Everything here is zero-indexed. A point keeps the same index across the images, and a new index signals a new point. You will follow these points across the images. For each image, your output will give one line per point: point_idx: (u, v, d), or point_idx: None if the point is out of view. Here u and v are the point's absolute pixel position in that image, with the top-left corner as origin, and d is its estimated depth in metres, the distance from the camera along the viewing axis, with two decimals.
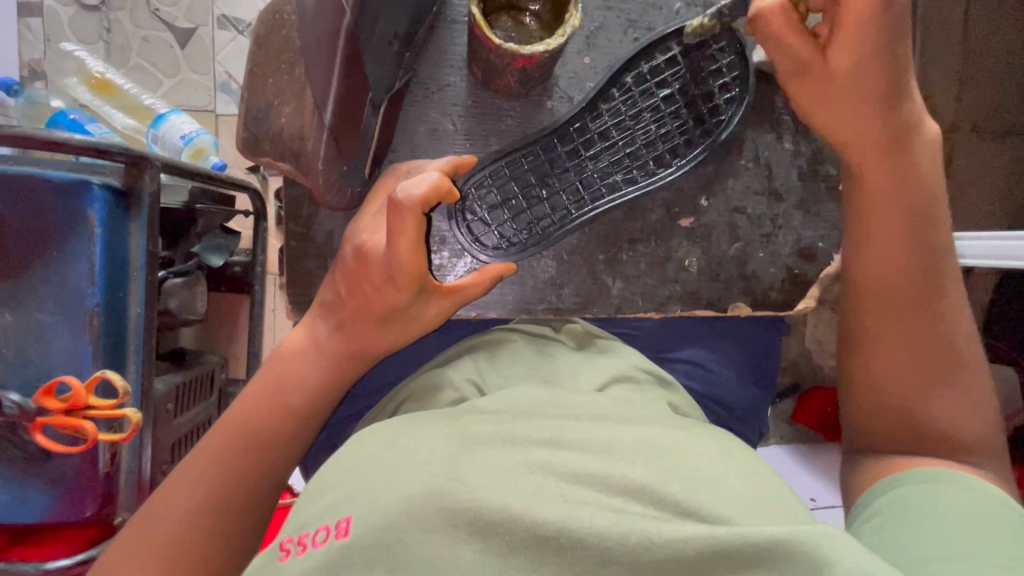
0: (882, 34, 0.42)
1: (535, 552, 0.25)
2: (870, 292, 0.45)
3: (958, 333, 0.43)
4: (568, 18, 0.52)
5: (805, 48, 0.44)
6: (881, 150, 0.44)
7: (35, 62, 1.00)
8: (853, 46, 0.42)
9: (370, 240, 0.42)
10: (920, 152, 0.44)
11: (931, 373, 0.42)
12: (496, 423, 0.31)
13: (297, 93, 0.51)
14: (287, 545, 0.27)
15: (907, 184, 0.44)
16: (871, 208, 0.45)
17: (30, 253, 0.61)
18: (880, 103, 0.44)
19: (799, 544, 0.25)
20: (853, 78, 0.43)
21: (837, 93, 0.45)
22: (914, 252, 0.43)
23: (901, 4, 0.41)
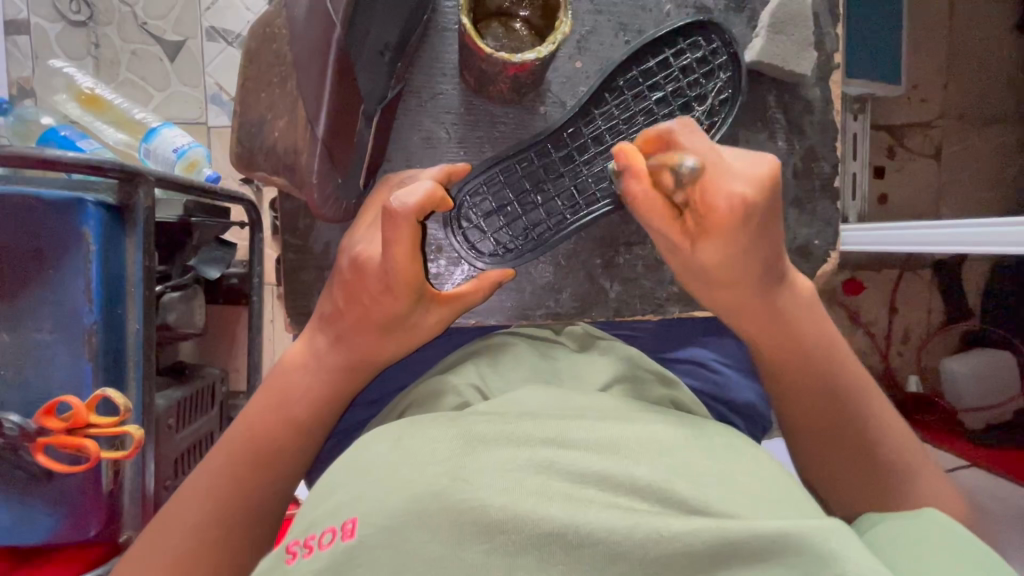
0: (750, 231, 0.37)
1: (544, 550, 0.25)
2: (801, 429, 0.46)
3: (893, 447, 0.44)
4: (560, 25, 0.52)
5: (680, 234, 0.39)
6: (769, 316, 0.43)
7: (23, 80, 1.00)
8: (729, 237, 0.37)
9: (365, 252, 0.42)
10: (797, 308, 0.44)
11: (878, 487, 0.43)
12: (500, 423, 0.31)
13: (291, 105, 0.50)
14: (294, 547, 0.28)
15: (801, 340, 0.44)
16: (774, 367, 0.46)
17: (25, 272, 0.61)
18: (770, 267, 0.41)
19: (807, 538, 0.25)
20: (729, 263, 0.39)
21: (723, 274, 0.41)
22: (828, 399, 0.45)
23: (756, 197, 0.36)
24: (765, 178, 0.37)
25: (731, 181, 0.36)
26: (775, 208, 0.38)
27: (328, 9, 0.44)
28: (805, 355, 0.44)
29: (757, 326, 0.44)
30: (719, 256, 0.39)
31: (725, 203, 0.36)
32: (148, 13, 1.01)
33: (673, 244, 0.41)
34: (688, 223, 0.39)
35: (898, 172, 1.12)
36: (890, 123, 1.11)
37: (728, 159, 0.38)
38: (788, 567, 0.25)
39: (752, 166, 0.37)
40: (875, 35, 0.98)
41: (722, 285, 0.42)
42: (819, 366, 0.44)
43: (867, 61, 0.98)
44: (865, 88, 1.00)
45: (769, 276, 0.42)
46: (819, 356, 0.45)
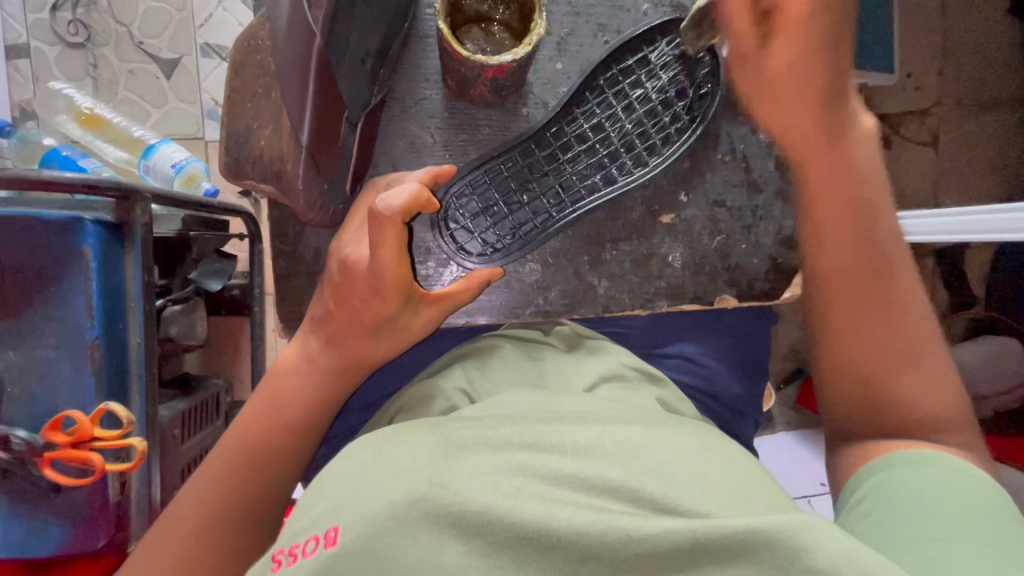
0: (824, 30, 0.43)
1: (519, 551, 0.26)
2: (827, 278, 0.47)
3: (916, 314, 0.44)
4: (534, 27, 0.53)
5: (749, 41, 0.46)
6: (812, 145, 0.46)
7: (25, 102, 1.02)
8: (805, 26, 0.42)
9: (353, 253, 0.43)
10: (858, 139, 0.47)
11: (890, 351, 0.44)
12: (479, 428, 0.32)
13: (276, 116, 0.52)
14: (279, 555, 0.28)
15: (854, 166, 0.46)
16: (818, 214, 0.47)
17: (29, 291, 0.63)
18: (824, 92, 0.45)
19: (777, 534, 0.26)
20: (801, 58, 0.44)
21: (778, 101, 0.47)
22: (870, 232, 0.46)
23: (838, 4, 0.42)
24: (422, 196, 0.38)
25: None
26: (850, 26, 0.43)
27: (306, 20, 0.44)
28: (851, 192, 0.46)
29: (807, 152, 0.47)
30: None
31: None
32: (143, 32, 1.03)
33: (740, 51, 0.47)
34: (759, 29, 0.45)
35: (895, 160, 1.11)
36: (886, 112, 1.10)
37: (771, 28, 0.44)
38: (755, 563, 0.26)
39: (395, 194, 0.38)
40: (868, 25, 0.97)
41: (773, 98, 0.47)
42: (860, 198, 0.46)
43: (859, 50, 0.98)
44: (858, 78, 0.99)
45: (835, 95, 0.45)
46: (865, 191, 0.46)
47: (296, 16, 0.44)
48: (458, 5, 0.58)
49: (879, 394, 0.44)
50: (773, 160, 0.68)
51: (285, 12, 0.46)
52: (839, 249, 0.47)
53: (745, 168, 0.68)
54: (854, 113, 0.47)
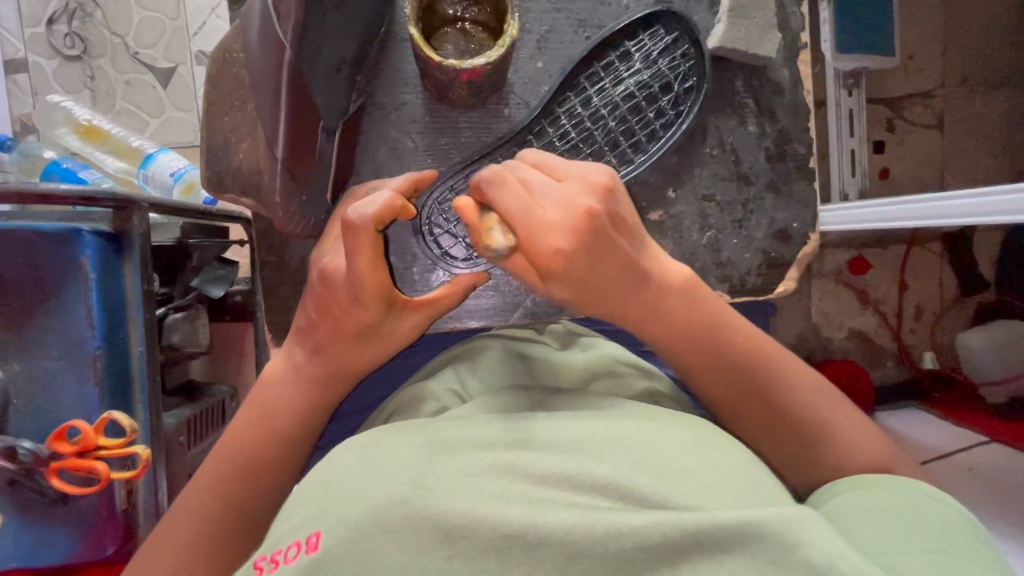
0: (592, 237, 0.33)
1: (504, 553, 0.25)
2: (733, 405, 0.42)
3: (799, 407, 0.41)
4: (506, 28, 0.53)
5: (526, 267, 0.36)
6: (617, 284, 0.36)
7: (25, 116, 1.03)
8: (578, 244, 0.33)
9: (331, 262, 0.42)
10: (667, 273, 0.39)
11: (795, 441, 0.41)
12: (465, 426, 0.32)
13: (251, 129, 0.52)
14: (260, 563, 0.28)
15: (663, 307, 0.39)
16: (655, 337, 0.41)
17: (29, 303, 0.63)
18: (614, 233, 0.34)
19: (768, 527, 0.25)
20: (568, 259, 0.33)
21: (610, 298, 0.37)
22: (733, 366, 0.41)
23: (590, 198, 0.33)
24: (605, 183, 0.34)
25: (549, 205, 0.33)
26: (618, 195, 0.35)
27: (276, 31, 0.45)
28: (689, 332, 0.40)
29: (608, 298, 0.37)
30: (558, 263, 0.33)
31: (557, 238, 0.32)
32: (138, 42, 1.03)
33: (529, 268, 0.36)
34: (520, 255, 0.35)
35: (898, 145, 1.09)
36: (886, 97, 1.08)
37: (560, 168, 0.35)
38: (749, 557, 0.25)
39: (580, 170, 0.35)
40: (867, 8, 0.96)
41: (575, 278, 0.34)
42: (714, 333, 0.40)
43: (858, 34, 0.96)
44: (857, 62, 0.97)
45: (636, 265, 0.36)
46: (703, 332, 0.40)
47: (268, 25, 0.45)
48: (432, 9, 0.58)
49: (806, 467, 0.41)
50: (763, 152, 0.70)
51: (258, 29, 0.47)
52: (710, 379, 0.41)
53: (735, 161, 0.69)
54: (616, 224, 0.34)
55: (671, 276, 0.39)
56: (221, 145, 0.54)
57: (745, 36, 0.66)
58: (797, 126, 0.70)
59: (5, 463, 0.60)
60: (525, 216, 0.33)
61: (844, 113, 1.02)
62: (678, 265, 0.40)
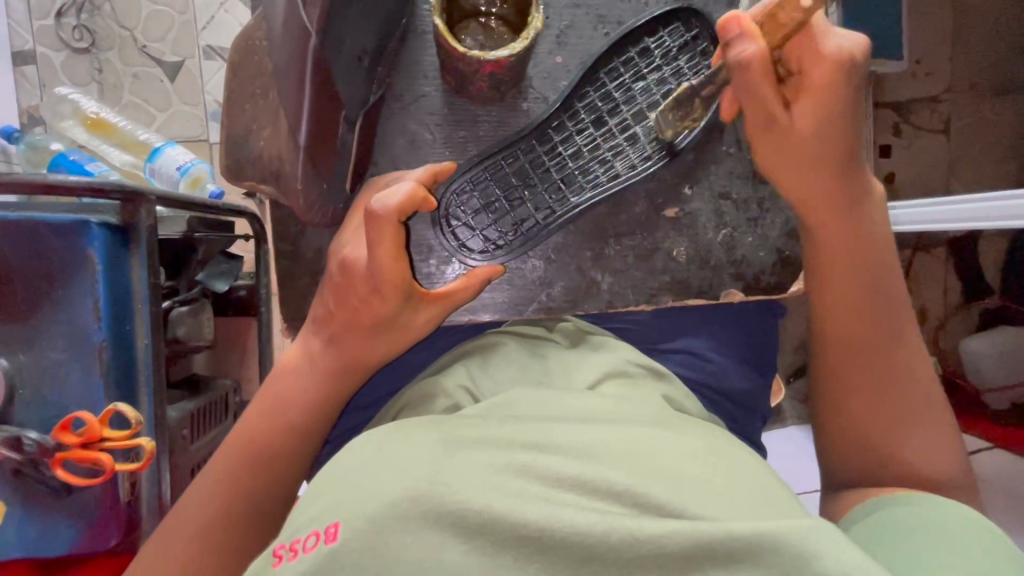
0: (845, 92, 0.43)
1: (520, 551, 0.26)
2: (832, 336, 0.46)
3: (908, 376, 0.44)
4: (532, 20, 0.53)
5: (780, 113, 0.44)
6: (836, 167, 0.45)
7: (33, 108, 1.03)
8: (829, 94, 0.43)
9: (352, 253, 0.43)
10: (862, 189, 0.46)
11: (892, 407, 0.44)
12: (481, 427, 0.32)
13: (272, 117, 0.53)
14: (280, 550, 0.28)
15: (840, 206, 0.46)
16: (815, 231, 0.47)
17: (36, 293, 0.63)
18: (852, 126, 0.44)
19: (783, 537, 0.26)
20: (818, 129, 0.44)
21: (799, 163, 0.45)
22: (874, 281, 0.45)
23: (856, 53, 0.42)
24: (862, 45, 0.42)
25: (834, 40, 0.42)
26: (865, 73, 0.43)
27: (303, 21, 0.44)
28: (862, 249, 0.46)
29: (825, 202, 0.46)
30: (805, 122, 0.44)
31: (819, 69, 0.42)
32: (146, 35, 1.03)
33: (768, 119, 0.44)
34: (789, 88, 0.44)
35: (906, 148, 1.09)
36: (895, 99, 1.08)
37: (759, 29, 0.41)
38: (764, 567, 0.25)
39: (845, 39, 0.42)
40: (877, 11, 0.96)
41: (794, 159, 0.45)
42: (867, 261, 0.45)
43: (869, 37, 0.96)
44: (867, 65, 0.97)
45: (853, 151, 0.45)
46: (874, 253, 0.46)
47: (292, 14, 0.45)
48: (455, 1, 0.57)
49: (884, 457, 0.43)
50: None
51: (284, 14, 0.47)
52: (834, 304, 0.46)
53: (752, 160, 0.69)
54: (854, 124, 0.44)
55: (837, 193, 0.45)
56: (241, 132, 0.54)
57: None
58: None
59: (12, 454, 0.60)
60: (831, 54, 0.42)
61: None
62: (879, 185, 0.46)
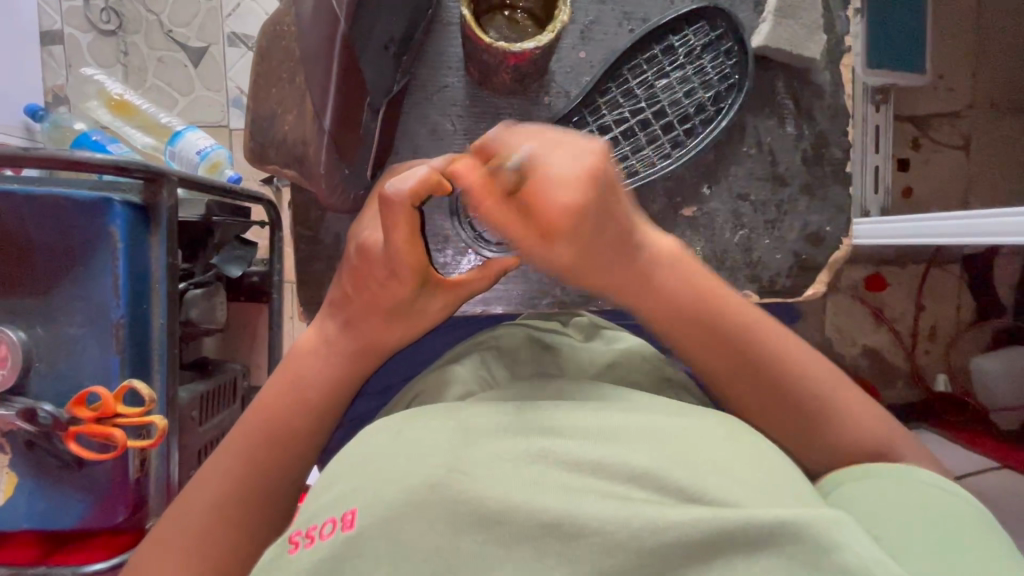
0: (597, 210, 0.32)
1: (541, 541, 0.26)
2: (728, 379, 0.40)
3: (813, 389, 0.40)
4: (558, 14, 0.53)
5: (530, 234, 0.32)
6: (631, 271, 0.37)
7: (57, 88, 1.04)
8: (586, 216, 0.31)
9: (370, 237, 0.43)
10: (652, 258, 0.38)
11: (799, 424, 0.40)
12: (498, 415, 0.32)
13: (298, 100, 0.51)
14: (297, 537, 0.29)
15: (668, 284, 0.38)
16: (644, 307, 0.39)
17: (57, 270, 0.64)
18: (622, 213, 0.34)
19: (807, 528, 0.26)
20: (582, 251, 0.34)
21: (586, 270, 0.36)
22: (731, 343, 0.39)
23: (582, 171, 0.30)
24: (598, 158, 0.31)
25: (558, 188, 0.30)
26: (615, 175, 0.33)
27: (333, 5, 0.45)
28: (689, 313, 0.39)
29: (636, 287, 0.38)
30: (561, 224, 0.31)
31: (564, 195, 0.30)
32: (172, 20, 1.05)
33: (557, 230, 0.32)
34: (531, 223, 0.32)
35: (923, 163, 1.09)
36: (916, 114, 1.08)
37: (556, 139, 0.32)
38: (788, 560, 0.25)
39: (572, 157, 0.31)
40: (902, 25, 0.95)
41: (587, 271, 0.36)
42: (707, 307, 0.39)
43: (892, 50, 0.95)
44: (888, 79, 0.96)
45: (625, 233, 0.35)
46: (712, 304, 0.39)
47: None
48: None
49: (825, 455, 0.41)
50: (800, 152, 0.69)
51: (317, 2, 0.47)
52: (711, 361, 0.40)
53: (772, 162, 0.69)
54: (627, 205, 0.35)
55: (662, 249, 0.38)
56: (267, 116, 0.54)
57: (789, 37, 0.65)
58: (837, 130, 0.69)
59: (26, 425, 0.60)
60: (535, 165, 0.30)
61: (870, 128, 1.02)
62: (669, 236, 0.39)
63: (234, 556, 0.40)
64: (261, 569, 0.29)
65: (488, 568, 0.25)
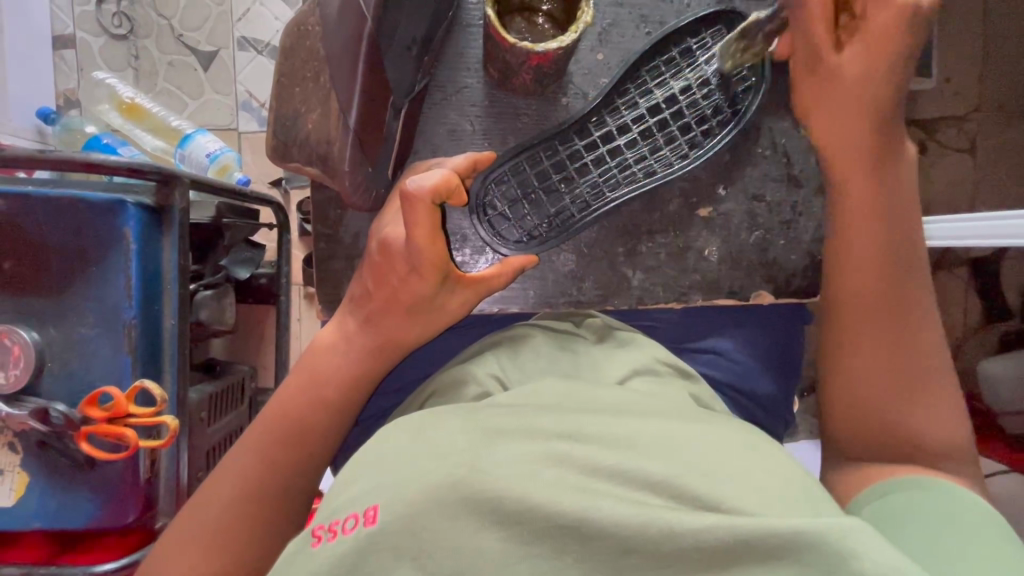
0: (897, 54, 0.46)
1: (558, 541, 0.26)
2: (845, 306, 0.49)
3: (926, 355, 0.46)
4: (581, 15, 0.53)
5: (830, 59, 0.48)
6: (868, 163, 0.48)
7: (69, 92, 1.05)
8: (874, 41, 0.47)
9: (392, 233, 0.44)
10: (902, 165, 0.48)
11: (898, 386, 0.45)
12: (516, 417, 0.32)
13: (323, 101, 0.53)
14: (319, 530, 0.29)
15: (882, 198, 0.48)
16: (849, 237, 0.49)
17: (71, 271, 0.65)
18: (872, 120, 0.48)
19: (824, 537, 0.26)
20: (863, 78, 0.48)
21: (833, 133, 0.49)
22: (888, 272, 0.47)
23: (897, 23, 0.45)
24: (914, 6, 0.45)
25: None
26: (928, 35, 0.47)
27: (360, 4, 0.46)
28: (880, 221, 0.48)
29: (862, 174, 0.48)
30: (483, 245, 0.41)
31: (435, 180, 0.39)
32: (183, 24, 1.06)
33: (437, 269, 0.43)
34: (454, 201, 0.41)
35: (930, 166, 1.09)
36: (921, 116, 1.08)
37: (455, 156, 0.46)
38: (802, 565, 0.25)
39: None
40: None
41: (823, 112, 0.50)
42: (900, 243, 0.48)
43: None
44: None
45: (892, 137, 0.48)
46: (903, 247, 0.48)
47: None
48: None
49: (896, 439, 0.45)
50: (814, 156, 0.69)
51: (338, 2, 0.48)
52: (862, 278, 0.48)
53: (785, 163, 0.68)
54: (893, 106, 0.48)
55: (858, 176, 0.48)
56: (291, 116, 0.54)
57: None
58: None
59: (38, 425, 0.61)
60: (451, 182, 0.40)
61: None
62: (880, 172, 0.48)
63: (249, 554, 0.40)
64: (283, 563, 0.29)
65: (507, 567, 0.26)
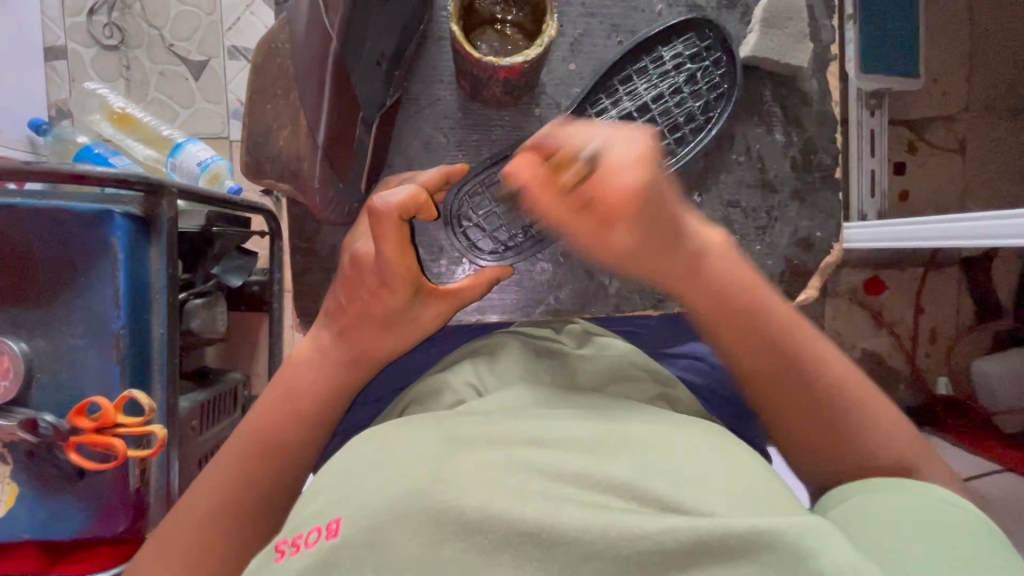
0: (660, 211, 0.38)
1: (519, 551, 0.26)
2: (758, 374, 0.43)
3: (839, 387, 0.42)
4: (546, 27, 0.54)
5: (590, 228, 0.38)
6: (690, 266, 0.41)
7: (61, 102, 1.06)
8: (627, 216, 0.36)
9: (363, 249, 0.44)
10: (711, 255, 0.42)
11: (830, 427, 0.42)
12: (484, 425, 0.32)
13: (292, 119, 0.56)
14: (281, 547, 0.29)
15: (713, 267, 0.42)
16: (690, 301, 0.43)
17: (58, 281, 0.65)
18: (675, 208, 0.39)
19: (781, 535, 0.26)
20: (639, 246, 0.39)
21: (644, 259, 0.40)
22: (774, 333, 0.42)
23: (616, 151, 0.36)
24: (648, 149, 0.36)
25: (626, 172, 0.35)
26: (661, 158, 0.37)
27: (325, 25, 0.47)
28: (726, 302, 0.42)
29: (684, 278, 0.42)
30: (625, 254, 0.39)
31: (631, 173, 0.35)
32: (174, 34, 1.06)
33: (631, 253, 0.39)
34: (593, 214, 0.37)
35: (920, 167, 1.09)
36: (910, 117, 1.08)
37: (600, 132, 0.37)
38: (763, 565, 0.25)
39: (620, 147, 0.36)
40: (893, 30, 0.96)
41: (632, 264, 0.41)
42: (736, 300, 0.42)
43: (885, 55, 0.96)
44: (883, 83, 0.97)
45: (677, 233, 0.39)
46: (744, 298, 0.42)
47: (317, 20, 0.48)
48: (472, 8, 0.59)
49: (849, 467, 0.42)
50: (788, 161, 0.70)
51: (307, 17, 0.49)
52: (743, 340, 0.43)
53: (760, 169, 0.69)
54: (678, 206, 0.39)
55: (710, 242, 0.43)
56: (262, 132, 0.57)
57: (777, 45, 0.66)
58: (823, 136, 0.70)
59: (27, 436, 0.61)
60: (603, 164, 0.35)
61: (865, 132, 1.02)
62: (715, 233, 0.43)
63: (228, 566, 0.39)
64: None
65: None
